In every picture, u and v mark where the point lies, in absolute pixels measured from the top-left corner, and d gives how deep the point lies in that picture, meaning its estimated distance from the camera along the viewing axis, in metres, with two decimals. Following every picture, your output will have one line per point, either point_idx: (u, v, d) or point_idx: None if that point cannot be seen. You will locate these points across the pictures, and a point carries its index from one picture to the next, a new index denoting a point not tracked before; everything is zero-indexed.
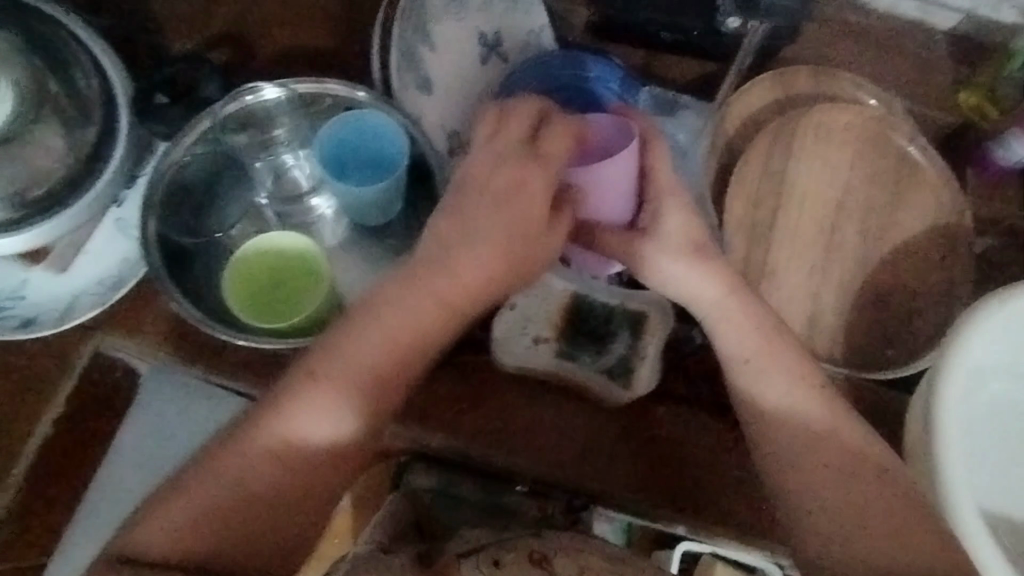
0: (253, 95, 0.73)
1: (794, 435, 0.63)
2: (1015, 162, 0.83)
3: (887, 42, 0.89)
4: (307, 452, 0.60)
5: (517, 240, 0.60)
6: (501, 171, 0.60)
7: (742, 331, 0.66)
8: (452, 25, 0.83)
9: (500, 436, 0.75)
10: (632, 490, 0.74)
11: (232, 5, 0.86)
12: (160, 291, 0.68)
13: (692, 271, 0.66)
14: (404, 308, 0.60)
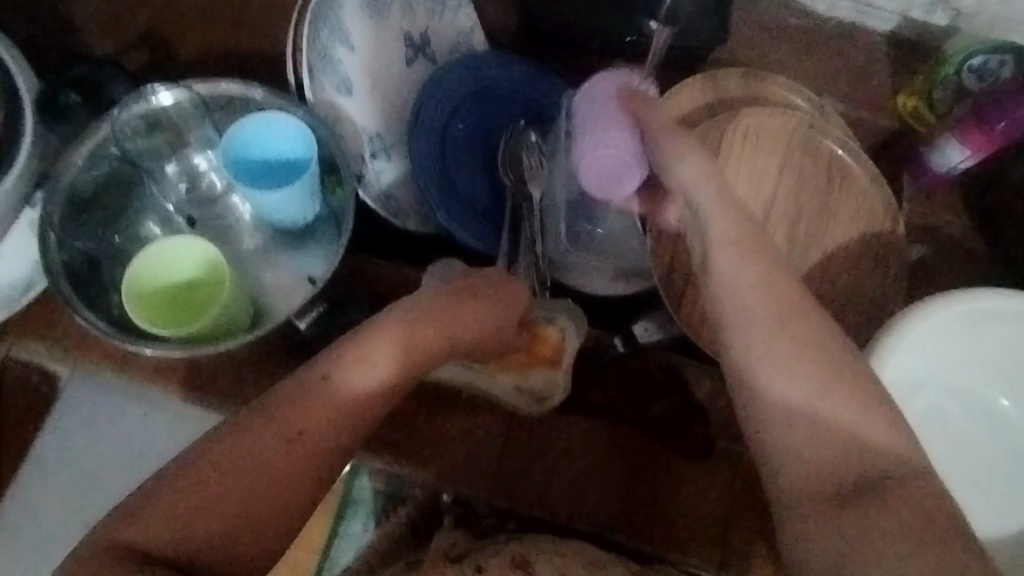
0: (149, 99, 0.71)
1: (809, 438, 0.46)
2: (951, 169, 0.81)
3: (824, 43, 0.87)
4: (265, 484, 0.45)
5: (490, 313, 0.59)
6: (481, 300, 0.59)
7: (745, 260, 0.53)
8: (374, 25, 0.81)
9: (448, 453, 0.74)
10: (585, 510, 0.72)
11: (157, 7, 0.86)
12: (65, 303, 0.67)
13: (698, 177, 0.57)
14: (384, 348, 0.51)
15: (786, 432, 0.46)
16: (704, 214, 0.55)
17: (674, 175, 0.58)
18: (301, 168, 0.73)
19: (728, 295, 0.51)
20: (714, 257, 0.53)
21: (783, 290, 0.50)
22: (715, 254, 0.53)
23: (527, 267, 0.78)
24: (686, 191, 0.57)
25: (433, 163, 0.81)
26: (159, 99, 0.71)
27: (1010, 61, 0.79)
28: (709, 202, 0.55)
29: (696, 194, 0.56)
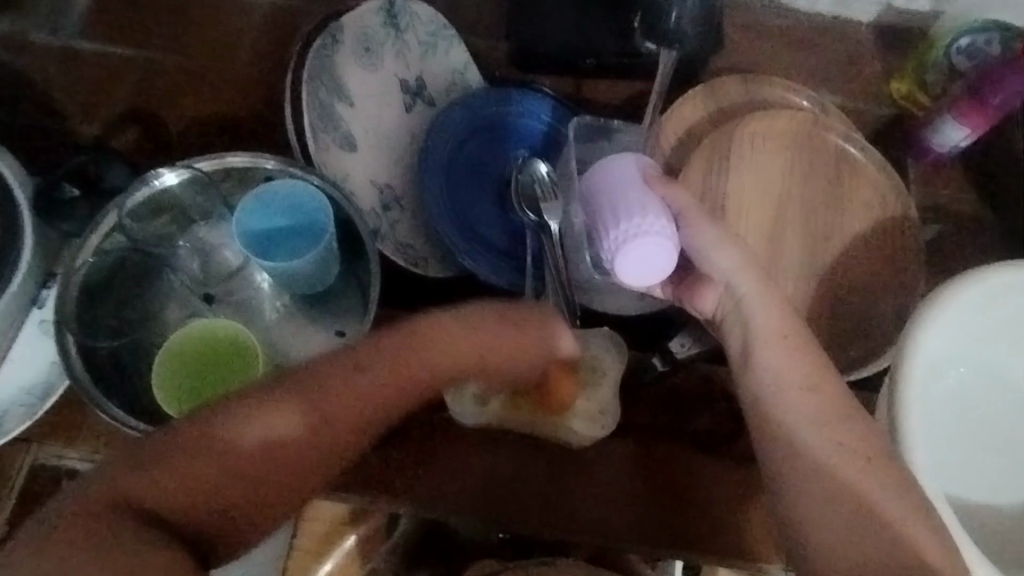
0: (152, 183, 0.70)
1: (804, 477, 0.50)
2: (953, 147, 0.83)
3: (810, 40, 0.89)
4: (254, 472, 0.49)
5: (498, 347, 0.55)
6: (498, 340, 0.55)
7: (773, 325, 0.55)
8: (368, 77, 0.81)
9: (484, 492, 0.70)
10: (635, 530, 0.69)
11: (142, 87, 0.85)
12: (91, 401, 0.66)
13: (721, 245, 0.58)
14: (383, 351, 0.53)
15: (798, 473, 0.50)
16: (752, 308, 0.56)
17: (714, 265, 0.58)
18: (318, 233, 0.70)
19: (767, 382, 0.54)
20: (759, 352, 0.55)
21: (799, 354, 0.55)
22: (763, 349, 0.55)
23: (556, 300, 0.77)
24: (724, 281, 0.57)
25: (444, 207, 0.80)
26: (164, 181, 0.70)
27: (997, 39, 0.81)
28: (752, 294, 0.56)
29: (738, 287, 0.57)
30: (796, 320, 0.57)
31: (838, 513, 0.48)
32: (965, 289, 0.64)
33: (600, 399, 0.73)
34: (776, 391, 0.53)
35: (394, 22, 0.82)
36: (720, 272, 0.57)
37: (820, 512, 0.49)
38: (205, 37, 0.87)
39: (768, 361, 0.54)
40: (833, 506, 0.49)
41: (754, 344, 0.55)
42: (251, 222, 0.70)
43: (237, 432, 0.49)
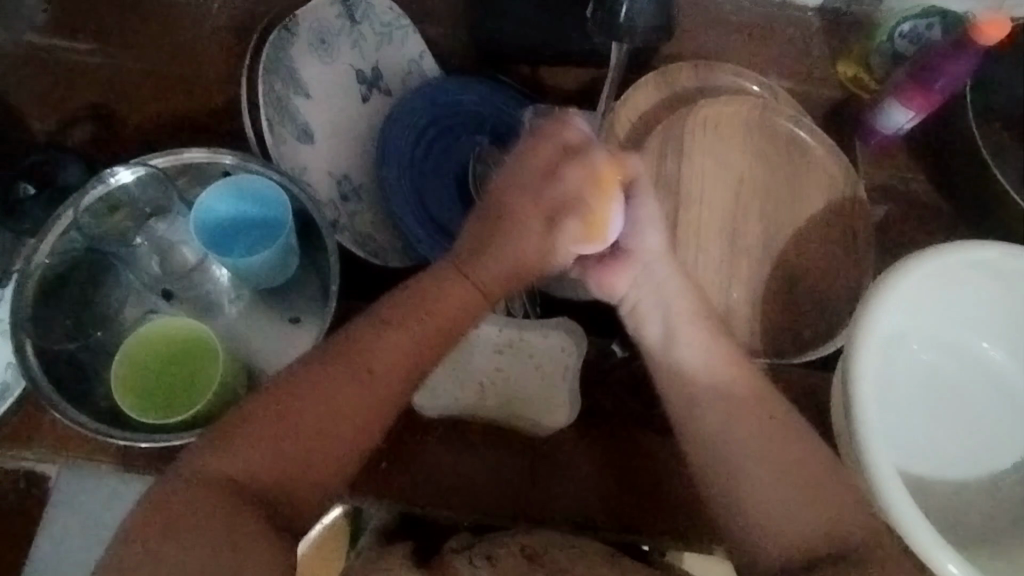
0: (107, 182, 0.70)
1: (746, 451, 0.56)
2: (898, 130, 0.85)
3: (761, 24, 0.91)
4: (284, 442, 0.52)
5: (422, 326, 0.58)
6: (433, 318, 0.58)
7: (685, 307, 0.64)
8: (324, 69, 0.81)
9: (451, 481, 0.74)
10: (594, 510, 0.74)
11: (94, 82, 0.85)
12: (49, 404, 0.65)
13: (654, 224, 0.66)
14: (406, 303, 0.58)
15: (738, 445, 0.56)
16: (669, 286, 0.65)
17: (643, 241, 0.65)
18: (277, 230, 0.70)
19: (695, 372, 0.60)
20: (678, 331, 0.63)
21: (718, 345, 0.61)
22: (680, 327, 0.63)
23: (517, 285, 0.78)
24: (647, 258, 0.65)
25: (404, 197, 0.80)
26: (118, 179, 0.70)
27: (936, 25, 0.84)
28: (670, 278, 0.65)
29: (658, 265, 0.65)
30: (712, 310, 0.65)
31: (778, 485, 0.54)
32: (928, 266, 0.66)
33: (557, 387, 0.75)
34: (700, 380, 0.60)
35: (350, 14, 0.82)
36: (647, 250, 0.65)
37: (765, 484, 0.54)
38: (159, 31, 0.87)
39: (687, 339, 0.62)
40: (771, 476, 0.54)
41: (675, 325, 0.63)
42: (211, 221, 0.71)
43: (277, 417, 0.52)
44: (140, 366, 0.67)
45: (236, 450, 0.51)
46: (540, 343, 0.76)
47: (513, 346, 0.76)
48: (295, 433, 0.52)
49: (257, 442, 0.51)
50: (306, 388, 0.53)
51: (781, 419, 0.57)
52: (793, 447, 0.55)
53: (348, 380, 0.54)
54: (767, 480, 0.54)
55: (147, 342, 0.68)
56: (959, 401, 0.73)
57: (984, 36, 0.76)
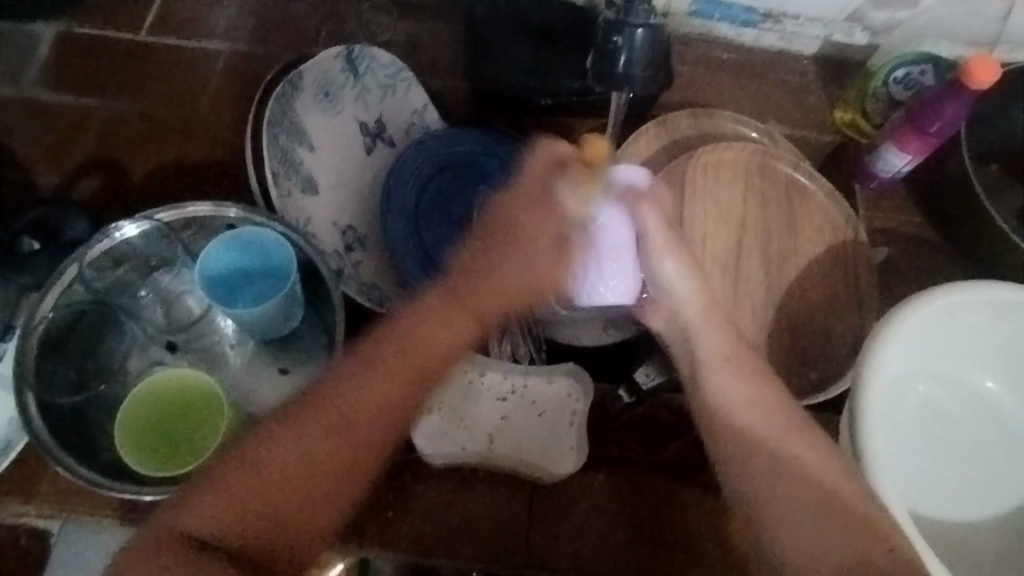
0: (110, 236, 0.69)
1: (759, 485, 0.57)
2: (895, 173, 0.86)
3: (757, 73, 0.93)
4: (305, 471, 0.54)
5: (401, 371, 0.59)
6: (412, 360, 0.60)
7: (714, 338, 0.65)
8: (328, 121, 0.82)
9: (457, 528, 0.72)
10: (604, 556, 0.72)
11: (102, 136, 0.87)
12: (52, 459, 0.63)
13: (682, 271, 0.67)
14: (399, 357, 0.59)
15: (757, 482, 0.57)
16: (691, 334, 0.67)
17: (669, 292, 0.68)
18: (282, 277, 0.71)
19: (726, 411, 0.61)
20: (707, 371, 0.64)
21: (751, 386, 0.62)
22: (712, 368, 0.64)
23: (523, 334, 0.78)
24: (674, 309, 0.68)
25: (405, 245, 0.81)
26: (124, 234, 0.70)
27: (930, 70, 0.84)
28: (696, 319, 0.66)
29: (692, 326, 0.66)
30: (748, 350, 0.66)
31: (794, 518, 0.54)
32: (933, 307, 0.66)
33: (566, 434, 0.73)
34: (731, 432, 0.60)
35: (353, 68, 0.83)
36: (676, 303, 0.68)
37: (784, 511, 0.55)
38: (168, 85, 0.89)
39: (715, 378, 0.63)
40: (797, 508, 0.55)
41: (700, 367, 0.65)
42: (218, 266, 0.71)
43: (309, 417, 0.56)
44: (165, 399, 0.67)
45: (241, 486, 0.52)
46: (546, 390, 0.74)
47: (518, 394, 0.75)
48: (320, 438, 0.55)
49: (273, 466, 0.54)
50: (339, 405, 0.57)
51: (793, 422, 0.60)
52: (808, 450, 0.58)
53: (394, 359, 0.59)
54: (786, 516, 0.55)
55: (185, 386, 0.67)
56: (963, 443, 0.72)
57: (976, 81, 0.75)
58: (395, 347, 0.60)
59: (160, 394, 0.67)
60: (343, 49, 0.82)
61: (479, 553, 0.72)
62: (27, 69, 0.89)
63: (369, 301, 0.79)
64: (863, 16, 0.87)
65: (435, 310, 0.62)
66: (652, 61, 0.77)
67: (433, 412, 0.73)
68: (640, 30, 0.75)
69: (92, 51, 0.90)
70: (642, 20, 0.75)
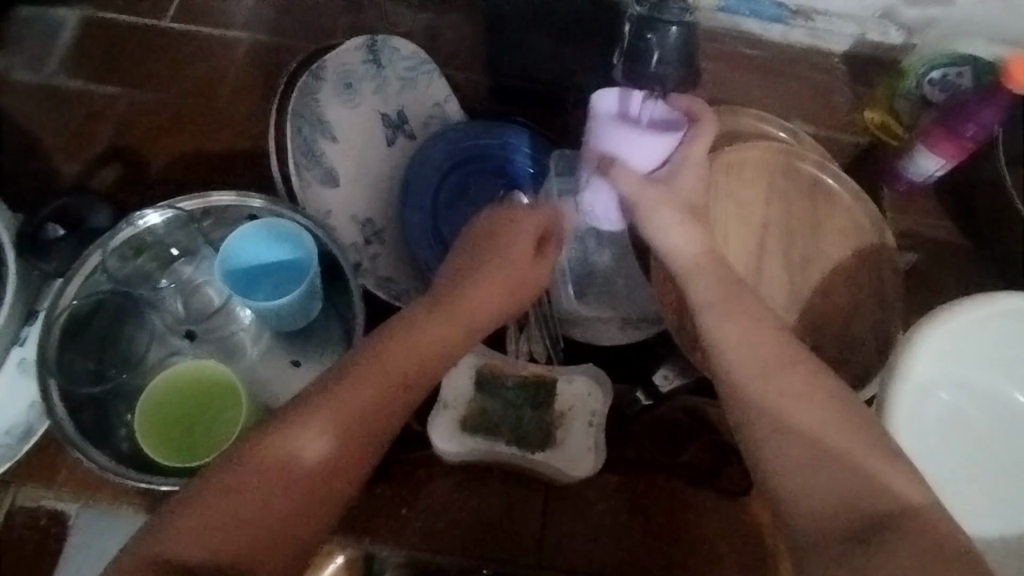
0: (134, 224, 0.70)
1: (806, 480, 0.51)
2: (926, 177, 0.84)
3: (785, 70, 0.92)
4: (277, 503, 0.47)
5: (371, 414, 0.52)
6: (371, 411, 0.52)
7: (705, 289, 0.62)
8: (349, 113, 0.82)
9: (472, 524, 0.72)
10: (618, 558, 0.72)
11: (123, 125, 0.87)
12: (71, 445, 0.64)
13: (678, 227, 0.65)
14: (364, 391, 0.52)
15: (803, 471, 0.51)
16: (693, 287, 0.63)
17: (665, 242, 0.65)
18: (302, 270, 0.70)
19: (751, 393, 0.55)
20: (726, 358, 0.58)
21: (788, 379, 0.55)
22: (720, 340, 0.59)
23: (538, 331, 0.78)
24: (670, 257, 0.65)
25: (424, 239, 0.80)
26: (146, 222, 0.70)
27: (968, 72, 0.81)
28: (692, 273, 0.64)
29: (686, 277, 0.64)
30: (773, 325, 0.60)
31: (824, 483, 0.50)
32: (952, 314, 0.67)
33: (585, 435, 0.72)
34: (772, 432, 0.53)
35: (375, 59, 0.83)
36: (672, 248, 0.65)
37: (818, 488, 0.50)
38: (190, 74, 0.89)
39: (734, 358, 0.58)
40: (833, 480, 0.50)
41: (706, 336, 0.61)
42: (243, 250, 0.70)
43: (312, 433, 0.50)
44: (197, 402, 0.67)
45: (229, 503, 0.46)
46: (566, 389, 0.74)
47: (537, 394, 0.73)
48: (327, 442, 0.50)
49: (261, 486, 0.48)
50: (316, 432, 0.50)
51: (822, 390, 0.55)
52: (847, 446, 0.51)
53: (389, 363, 0.54)
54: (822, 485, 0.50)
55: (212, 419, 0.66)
56: (991, 457, 0.71)
57: None
58: (348, 396, 0.51)
59: (202, 403, 0.67)
60: (366, 39, 0.82)
61: (494, 550, 0.72)
62: (50, 56, 0.89)
63: (385, 295, 0.78)
64: (897, 14, 0.83)
65: (404, 351, 0.55)
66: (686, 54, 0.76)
67: (448, 409, 0.72)
68: (673, 28, 0.75)
69: (114, 38, 0.90)
70: (674, 18, 0.76)
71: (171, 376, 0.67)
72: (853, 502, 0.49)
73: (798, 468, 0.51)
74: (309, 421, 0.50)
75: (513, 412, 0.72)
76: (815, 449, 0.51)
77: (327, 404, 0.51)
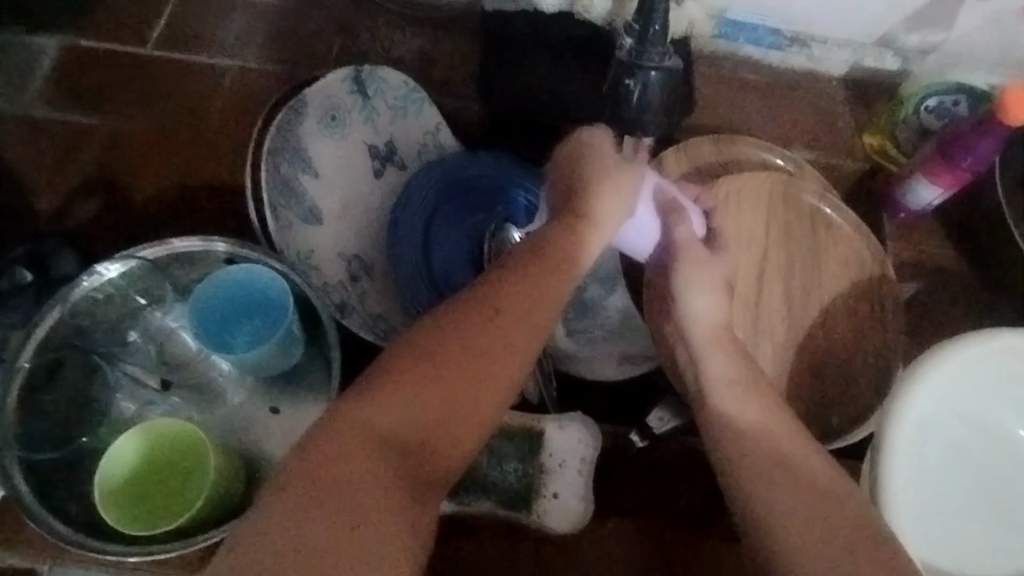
0: (90, 277, 0.67)
1: (762, 478, 0.50)
2: (925, 205, 0.82)
3: (783, 94, 0.89)
4: (403, 443, 0.45)
5: (486, 363, 0.50)
6: (480, 356, 0.50)
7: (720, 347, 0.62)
8: (334, 147, 0.79)
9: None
10: None
11: (100, 158, 0.84)
12: (29, 514, 0.62)
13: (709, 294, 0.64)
14: (468, 336, 0.50)
15: (764, 474, 0.50)
16: (703, 349, 0.62)
17: (688, 308, 0.64)
18: (278, 318, 0.69)
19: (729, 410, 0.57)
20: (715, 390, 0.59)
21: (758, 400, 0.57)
22: (718, 388, 0.59)
23: (529, 368, 0.74)
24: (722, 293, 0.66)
25: (415, 275, 0.78)
26: (105, 274, 0.68)
27: (964, 100, 0.81)
28: (705, 335, 0.63)
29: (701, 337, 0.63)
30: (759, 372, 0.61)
31: (787, 489, 0.49)
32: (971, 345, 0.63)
33: (569, 485, 0.71)
34: (739, 437, 0.54)
35: (361, 89, 0.80)
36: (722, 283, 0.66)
37: (791, 503, 0.48)
38: (169, 102, 0.86)
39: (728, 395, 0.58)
40: (791, 489, 0.49)
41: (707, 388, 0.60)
42: (213, 302, 0.70)
43: (390, 416, 0.46)
44: (171, 467, 0.65)
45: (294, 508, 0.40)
46: (555, 435, 0.72)
47: (515, 441, 0.72)
48: (399, 427, 0.46)
49: (388, 426, 0.45)
50: (447, 371, 0.49)
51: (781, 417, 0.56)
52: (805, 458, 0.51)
53: (463, 358, 0.49)
54: (781, 489, 0.49)
55: (181, 491, 0.64)
56: (991, 494, 0.68)
57: (1008, 115, 0.70)
58: (458, 345, 0.50)
59: (174, 470, 0.65)
60: (351, 70, 0.79)
61: None
62: (26, 84, 0.86)
63: (371, 335, 0.76)
64: (895, 39, 0.83)
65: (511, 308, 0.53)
66: (664, 104, 0.74)
67: None
68: (653, 73, 0.71)
69: (93, 66, 0.87)
70: (655, 63, 0.71)
71: (152, 432, 0.65)
72: (824, 502, 0.47)
73: (765, 473, 0.50)
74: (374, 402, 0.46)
75: (495, 460, 0.72)
76: (785, 466, 0.50)
77: (397, 388, 0.47)
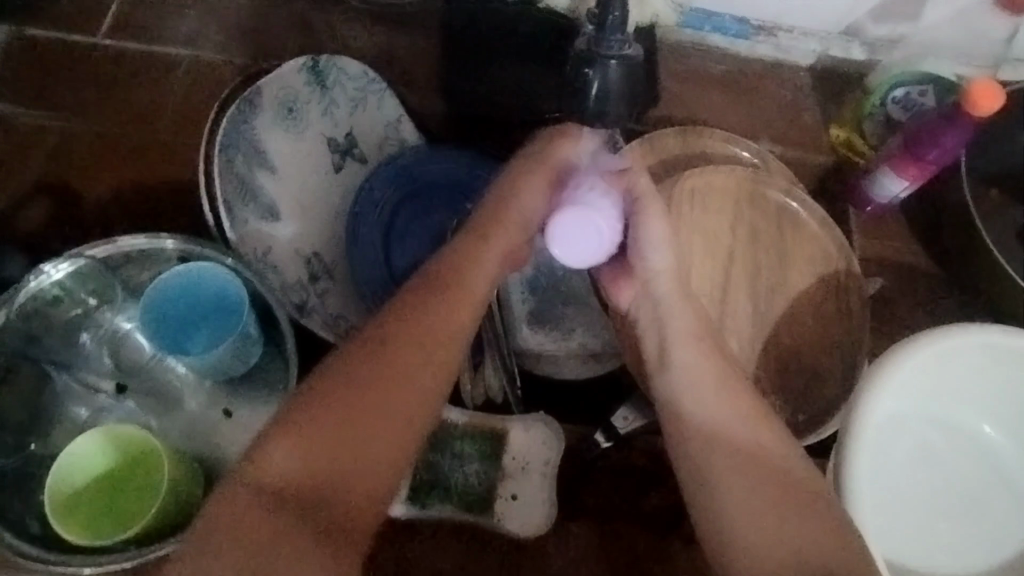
0: (36, 279, 0.65)
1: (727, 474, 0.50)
2: (892, 198, 0.82)
3: (751, 85, 0.88)
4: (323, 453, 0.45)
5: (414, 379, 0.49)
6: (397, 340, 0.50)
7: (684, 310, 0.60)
8: (292, 140, 0.77)
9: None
10: None
11: (46, 155, 0.81)
12: None
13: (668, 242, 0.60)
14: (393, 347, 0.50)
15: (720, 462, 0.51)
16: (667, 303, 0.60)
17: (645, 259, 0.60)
18: (233, 320, 0.67)
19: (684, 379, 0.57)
20: (673, 348, 0.58)
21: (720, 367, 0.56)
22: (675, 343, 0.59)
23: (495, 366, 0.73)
24: (649, 279, 0.60)
25: (376, 276, 0.77)
26: (52, 274, 0.65)
27: (930, 91, 0.79)
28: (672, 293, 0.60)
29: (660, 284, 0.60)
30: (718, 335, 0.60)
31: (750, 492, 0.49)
32: (942, 343, 0.61)
33: (534, 485, 0.71)
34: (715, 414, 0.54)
35: (319, 80, 0.78)
36: (651, 271, 0.60)
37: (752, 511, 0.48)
38: (119, 96, 0.83)
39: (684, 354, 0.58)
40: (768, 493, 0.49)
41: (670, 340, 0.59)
42: (166, 304, 0.68)
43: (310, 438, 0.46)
44: (138, 482, 0.62)
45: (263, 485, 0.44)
46: (518, 436, 0.72)
47: (477, 443, 0.72)
48: (308, 465, 0.45)
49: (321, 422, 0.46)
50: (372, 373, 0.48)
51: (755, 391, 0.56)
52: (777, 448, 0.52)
53: (372, 401, 0.48)
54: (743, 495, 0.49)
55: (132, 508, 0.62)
56: (953, 485, 0.68)
57: (978, 107, 0.70)
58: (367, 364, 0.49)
59: (138, 484, 0.62)
60: (308, 60, 0.76)
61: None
62: None
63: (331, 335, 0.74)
64: (862, 29, 0.82)
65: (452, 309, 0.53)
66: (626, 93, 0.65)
67: None
68: (613, 63, 0.63)
69: (40, 58, 0.84)
70: (614, 51, 0.63)
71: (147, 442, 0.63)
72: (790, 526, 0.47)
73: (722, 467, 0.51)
74: (290, 443, 0.46)
75: (458, 461, 0.71)
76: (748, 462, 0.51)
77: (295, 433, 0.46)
